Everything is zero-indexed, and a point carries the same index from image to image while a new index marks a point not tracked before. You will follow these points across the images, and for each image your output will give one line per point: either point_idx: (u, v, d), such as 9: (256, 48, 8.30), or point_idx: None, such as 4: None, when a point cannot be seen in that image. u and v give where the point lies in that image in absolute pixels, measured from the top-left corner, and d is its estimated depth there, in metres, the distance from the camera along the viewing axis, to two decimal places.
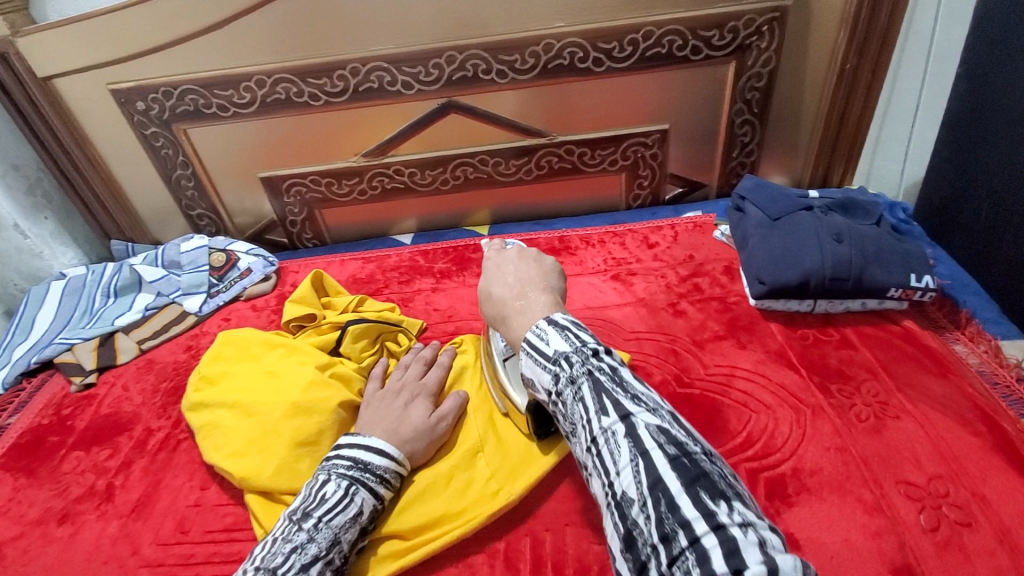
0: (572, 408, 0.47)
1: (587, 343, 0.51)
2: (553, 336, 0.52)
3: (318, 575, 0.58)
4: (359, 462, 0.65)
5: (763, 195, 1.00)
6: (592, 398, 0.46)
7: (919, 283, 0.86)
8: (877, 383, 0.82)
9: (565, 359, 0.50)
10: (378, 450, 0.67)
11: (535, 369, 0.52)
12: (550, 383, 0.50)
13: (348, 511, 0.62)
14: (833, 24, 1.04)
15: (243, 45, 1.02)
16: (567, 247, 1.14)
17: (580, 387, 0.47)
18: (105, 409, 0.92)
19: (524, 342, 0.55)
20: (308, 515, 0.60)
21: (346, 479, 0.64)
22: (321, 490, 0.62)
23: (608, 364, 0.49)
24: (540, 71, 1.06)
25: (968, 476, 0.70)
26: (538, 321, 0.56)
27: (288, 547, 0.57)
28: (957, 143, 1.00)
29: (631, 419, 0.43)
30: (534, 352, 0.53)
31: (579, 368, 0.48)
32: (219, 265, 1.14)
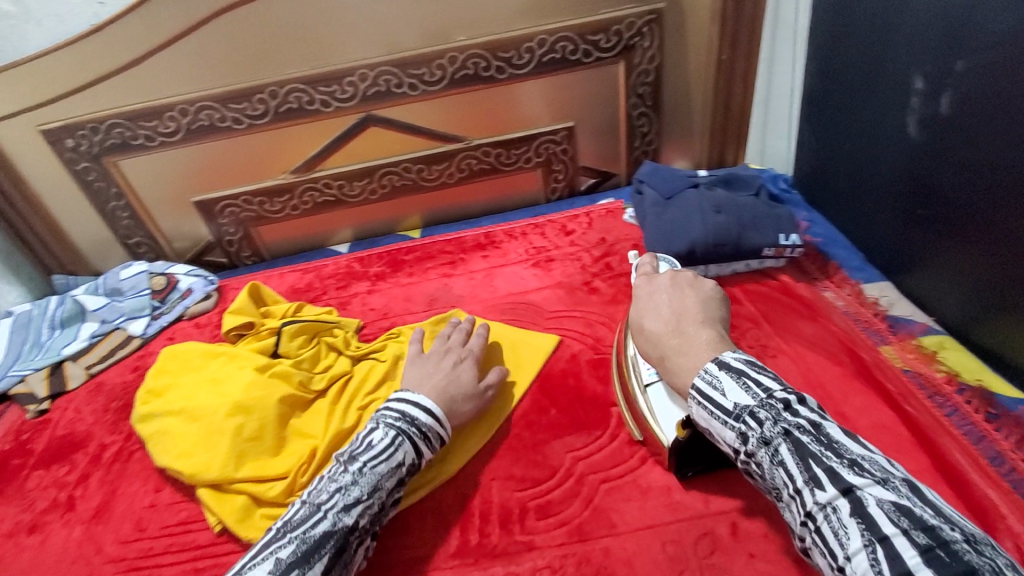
0: (773, 470, 0.56)
1: (767, 396, 0.59)
2: (728, 387, 0.61)
3: (359, 515, 0.65)
4: (407, 415, 0.72)
5: (659, 179, 1.12)
6: (796, 465, 0.54)
7: (788, 242, 0.99)
8: (758, 330, 0.93)
9: (750, 416, 0.58)
10: (426, 408, 0.74)
11: (714, 421, 0.62)
12: (735, 438, 0.59)
13: (390, 459, 0.69)
14: (705, 21, 1.17)
15: (163, 77, 1.08)
16: (492, 241, 1.24)
17: (779, 450, 0.56)
18: (59, 431, 0.96)
19: (694, 389, 0.64)
20: (355, 459, 0.68)
21: (393, 431, 0.71)
22: (370, 437, 0.70)
23: (804, 422, 0.56)
24: (449, 81, 1.16)
25: (831, 398, 0.82)
26: (706, 364, 0.66)
27: (333, 487, 0.65)
28: (818, 117, 1.13)
29: (854, 492, 0.50)
30: (709, 401, 0.62)
31: (770, 429, 0.57)
32: (160, 288, 1.18)
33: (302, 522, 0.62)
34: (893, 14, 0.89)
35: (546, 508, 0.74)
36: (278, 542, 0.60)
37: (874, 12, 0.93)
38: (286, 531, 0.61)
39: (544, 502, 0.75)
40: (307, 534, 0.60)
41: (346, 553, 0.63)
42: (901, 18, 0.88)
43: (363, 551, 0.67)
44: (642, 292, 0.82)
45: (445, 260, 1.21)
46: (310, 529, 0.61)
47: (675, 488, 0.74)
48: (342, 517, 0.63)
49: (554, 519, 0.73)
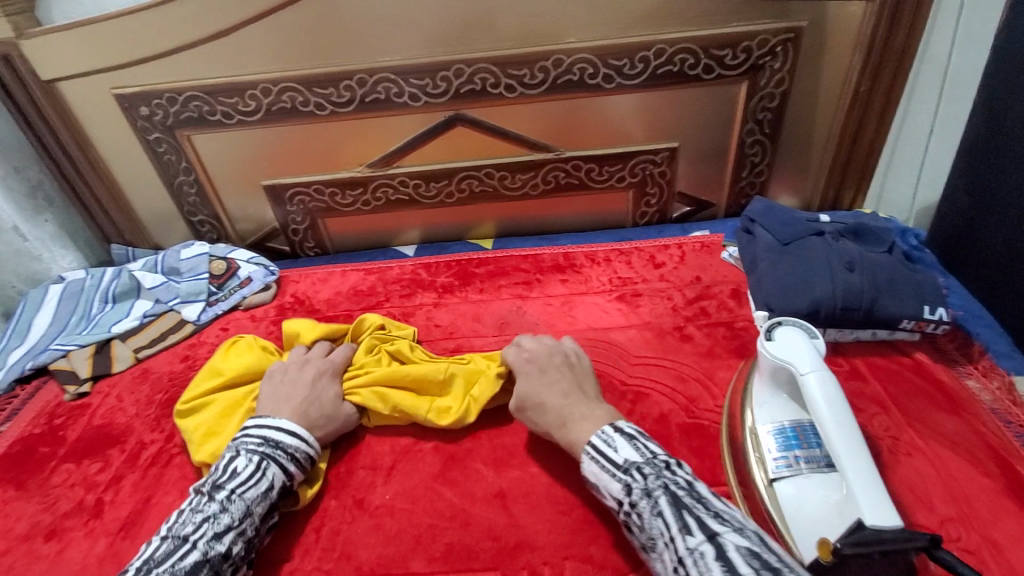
0: (651, 521, 0.56)
1: (654, 456, 0.61)
2: (619, 443, 0.63)
3: (232, 544, 0.62)
4: (269, 441, 0.70)
5: (774, 219, 0.97)
6: (672, 514, 0.54)
7: (933, 316, 0.85)
8: (887, 417, 0.79)
9: (635, 470, 0.60)
10: (289, 431, 0.72)
11: (603, 475, 0.62)
12: (620, 492, 0.60)
13: (258, 485, 0.66)
14: (849, 46, 1.02)
15: (249, 53, 1.01)
16: (572, 264, 1.13)
17: (658, 501, 0.56)
18: (98, 420, 0.91)
19: (588, 444, 0.65)
20: (220, 487, 0.65)
21: (257, 455, 0.68)
22: (231, 465, 0.67)
23: (681, 478, 0.58)
24: (549, 86, 1.05)
25: (980, 520, 0.67)
26: (602, 426, 0.66)
27: (200, 517, 0.62)
28: (972, 172, 0.98)
29: (717, 537, 0.51)
30: (601, 455, 0.63)
31: (654, 481, 0.58)
32: (218, 273, 1.12)
33: (166, 557, 0.58)
34: None
35: None
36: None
37: None
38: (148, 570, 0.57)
39: None
40: (175, 567, 0.57)
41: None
42: None
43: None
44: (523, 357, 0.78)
45: (519, 279, 1.10)
46: (179, 560, 0.57)
47: None
48: (213, 545, 0.60)
49: None
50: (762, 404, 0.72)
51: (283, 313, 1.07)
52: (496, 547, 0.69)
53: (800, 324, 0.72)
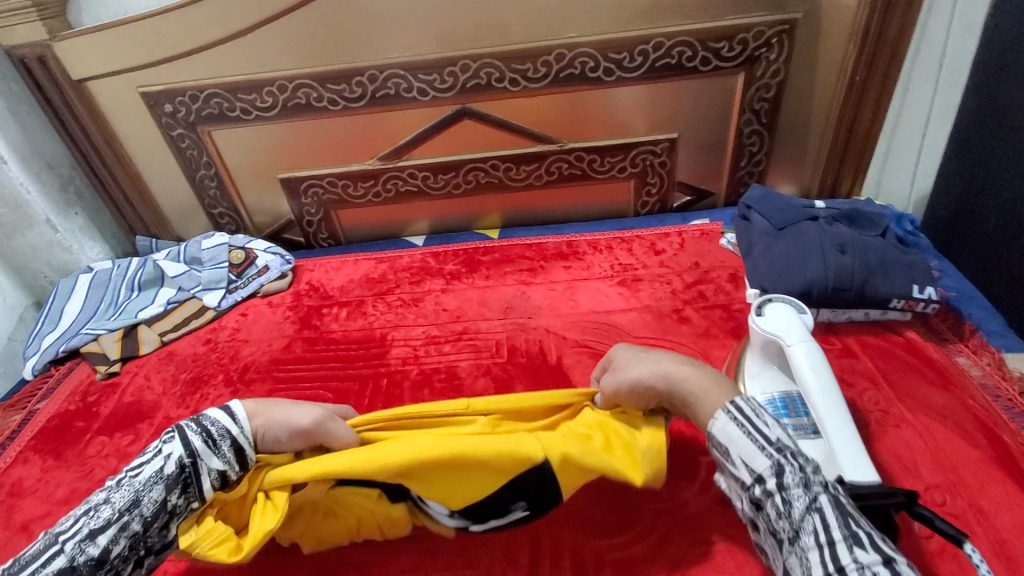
0: (803, 515, 0.52)
1: (803, 450, 0.57)
2: (769, 420, 0.58)
3: (109, 542, 0.58)
4: (187, 418, 0.65)
5: (770, 205, 1.01)
6: (836, 519, 0.51)
7: (922, 295, 0.87)
8: (877, 391, 0.81)
9: (794, 455, 0.55)
10: (215, 410, 0.65)
11: (745, 445, 0.57)
12: (766, 470, 0.55)
13: (152, 470, 0.61)
14: (843, 37, 1.05)
15: (267, 52, 1.06)
16: (575, 252, 1.17)
17: (817, 502, 0.52)
18: (128, 397, 0.97)
19: (735, 406, 0.60)
20: (119, 475, 0.62)
21: (161, 437, 0.64)
22: (141, 450, 0.64)
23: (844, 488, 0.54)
24: (552, 80, 1.09)
25: (965, 486, 0.70)
26: (734, 399, 0.61)
27: (83, 511, 0.59)
28: (967, 157, 1.00)
29: (895, 564, 0.47)
30: (749, 422, 0.58)
31: (815, 480, 0.54)
32: (238, 262, 1.18)
33: (36, 556, 0.56)
34: None
35: (625, 565, 0.67)
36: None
37: None
38: (18, 567, 0.56)
39: (622, 556, 0.68)
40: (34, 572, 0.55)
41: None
42: None
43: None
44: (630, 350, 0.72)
45: (524, 266, 1.15)
46: (40, 565, 0.55)
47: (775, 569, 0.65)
48: (83, 547, 0.57)
49: None
50: (753, 376, 0.76)
51: (299, 300, 1.12)
52: None
53: (789, 301, 0.75)
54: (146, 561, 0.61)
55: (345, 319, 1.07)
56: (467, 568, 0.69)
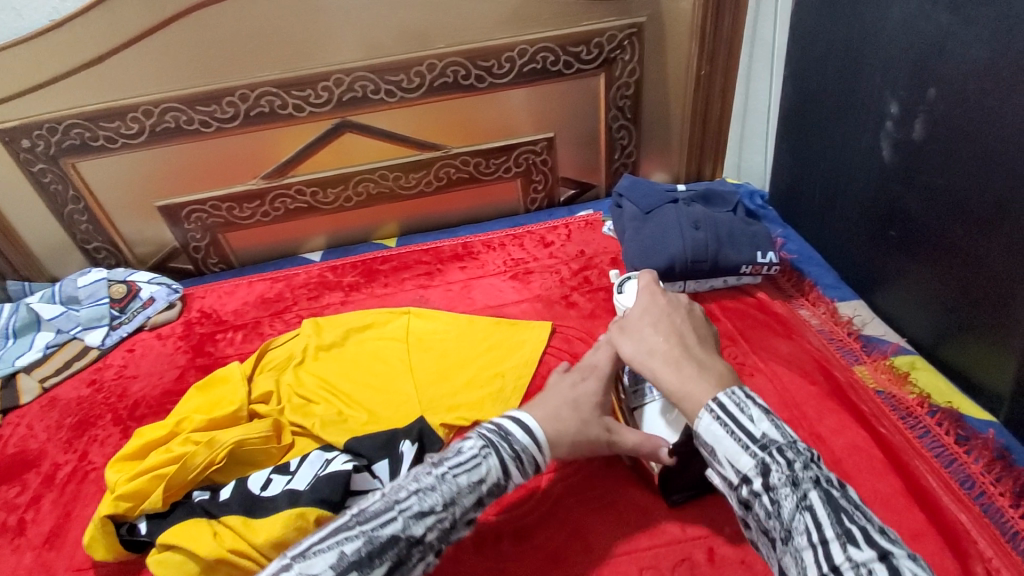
0: (793, 515, 0.50)
1: (792, 439, 0.54)
2: (756, 414, 0.56)
3: (428, 529, 0.57)
4: (500, 429, 0.65)
5: (637, 193, 1.11)
6: (826, 515, 0.49)
7: (765, 259, 0.99)
8: (736, 347, 0.93)
9: (777, 450, 0.53)
10: (525, 427, 0.66)
11: (729, 442, 0.55)
12: (752, 468, 0.53)
13: (473, 471, 0.61)
14: (686, 36, 1.17)
15: (126, 76, 1.03)
16: (470, 252, 1.21)
17: (807, 495, 0.51)
18: (12, 448, 0.90)
19: (715, 402, 0.57)
20: (441, 462, 0.61)
21: (484, 440, 0.63)
22: (459, 444, 0.64)
23: (832, 477, 0.53)
24: (427, 89, 1.13)
25: (807, 419, 0.82)
26: (728, 387, 0.59)
27: (414, 486, 0.59)
28: (795, 137, 1.14)
29: (892, 559, 0.46)
30: (733, 421, 0.56)
31: (803, 474, 0.52)
32: (119, 296, 1.12)
33: (375, 515, 0.56)
34: (867, 39, 0.90)
35: (525, 533, 0.73)
36: (344, 531, 0.55)
37: (849, 35, 0.94)
38: (358, 522, 0.56)
39: (522, 526, 0.73)
40: (374, 533, 0.55)
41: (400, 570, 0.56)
42: (873, 42, 0.89)
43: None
44: (657, 290, 0.76)
45: (422, 270, 1.18)
46: (378, 526, 0.55)
47: (655, 513, 0.73)
48: (412, 525, 0.56)
49: (532, 546, 0.71)
50: None
51: (191, 328, 1.09)
52: None
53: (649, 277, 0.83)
54: (439, 555, 0.60)
55: (242, 342, 1.06)
56: None
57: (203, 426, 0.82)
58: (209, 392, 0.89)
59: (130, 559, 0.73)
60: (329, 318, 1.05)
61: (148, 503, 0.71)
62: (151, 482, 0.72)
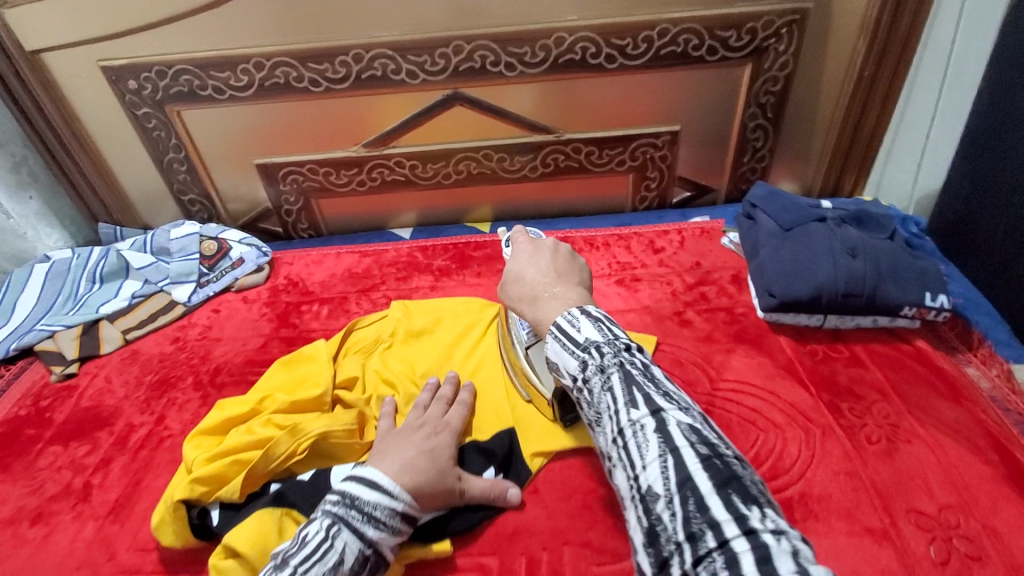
0: (600, 396, 0.53)
1: (615, 338, 0.56)
2: (584, 325, 0.58)
3: None
4: (346, 497, 0.58)
5: (776, 205, 0.96)
6: (621, 389, 0.51)
7: (934, 303, 0.84)
8: (887, 404, 0.78)
9: (595, 348, 0.55)
10: (373, 484, 0.59)
11: (563, 354, 0.57)
12: (576, 368, 0.56)
13: (325, 560, 0.54)
14: (854, 30, 1.00)
15: (240, 25, 0.97)
16: (571, 248, 1.11)
17: (609, 377, 0.53)
18: (86, 402, 0.88)
19: (553, 324, 0.60)
20: (285, 563, 0.53)
21: (329, 519, 0.56)
22: (303, 532, 0.56)
23: (639, 361, 0.54)
24: (551, 65, 1.03)
25: (981, 507, 0.67)
26: (568, 308, 0.61)
27: None
28: (980, 160, 0.96)
29: (661, 413, 0.48)
30: (563, 335, 0.58)
31: (610, 360, 0.54)
32: (210, 254, 1.09)
33: None
34: None
35: None
36: None
37: None
38: None
39: None
40: None
41: None
42: None
43: None
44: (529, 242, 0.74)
45: None
46: None
47: None
48: None
49: None
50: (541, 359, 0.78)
51: (276, 296, 1.05)
52: (494, 532, 0.69)
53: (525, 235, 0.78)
54: None
55: (327, 318, 1.00)
56: None
57: (286, 408, 0.76)
58: (293, 366, 0.83)
59: (198, 548, 0.68)
60: (419, 302, 0.97)
61: (227, 491, 0.66)
62: (233, 468, 0.67)
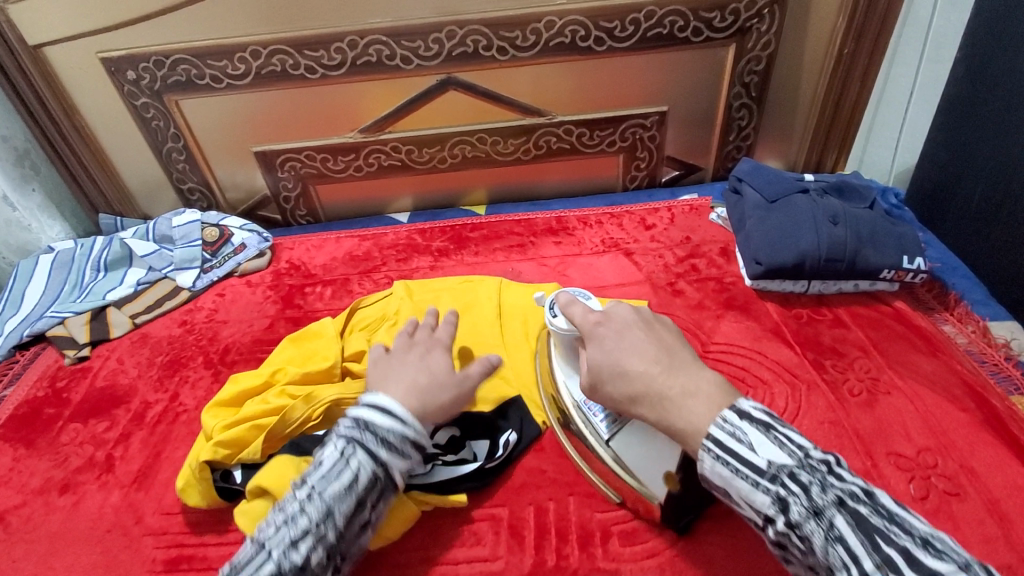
0: (825, 548, 0.43)
1: (807, 457, 0.47)
2: (755, 438, 0.48)
3: (310, 552, 0.53)
4: (358, 422, 0.59)
5: (761, 178, 1.00)
6: (855, 537, 0.42)
7: (911, 265, 0.89)
8: (869, 360, 0.83)
9: (791, 478, 0.46)
10: (382, 409, 0.59)
11: (739, 482, 0.47)
12: (772, 504, 0.46)
13: (339, 479, 0.56)
14: (833, 10, 1.04)
15: (237, 15, 1.00)
16: (565, 227, 1.15)
17: (834, 522, 0.43)
18: (100, 382, 0.91)
19: (707, 437, 0.49)
20: (303, 484, 0.56)
21: (341, 442, 0.58)
22: (319, 456, 0.58)
23: (855, 488, 0.45)
24: (541, 48, 1.06)
25: (956, 448, 0.72)
26: (721, 411, 0.51)
27: (280, 518, 0.55)
28: (956, 131, 1.00)
29: (935, 575, 0.39)
30: (733, 457, 0.48)
31: (821, 497, 0.44)
32: (212, 240, 1.12)
33: (250, 560, 0.53)
34: None
35: (631, 536, 0.67)
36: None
37: None
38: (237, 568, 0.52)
39: (627, 528, 0.67)
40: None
41: None
42: None
43: None
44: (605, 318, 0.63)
45: (513, 242, 1.12)
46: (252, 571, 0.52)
47: None
48: (287, 556, 0.52)
49: (638, 551, 0.65)
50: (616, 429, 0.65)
51: (280, 279, 1.07)
52: (503, 486, 0.72)
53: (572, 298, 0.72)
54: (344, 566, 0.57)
55: (331, 298, 1.03)
56: (473, 544, 0.68)
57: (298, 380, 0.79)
58: (304, 343, 0.86)
59: (222, 509, 0.71)
60: (421, 282, 1.00)
61: (249, 453, 0.69)
62: (253, 431, 0.70)
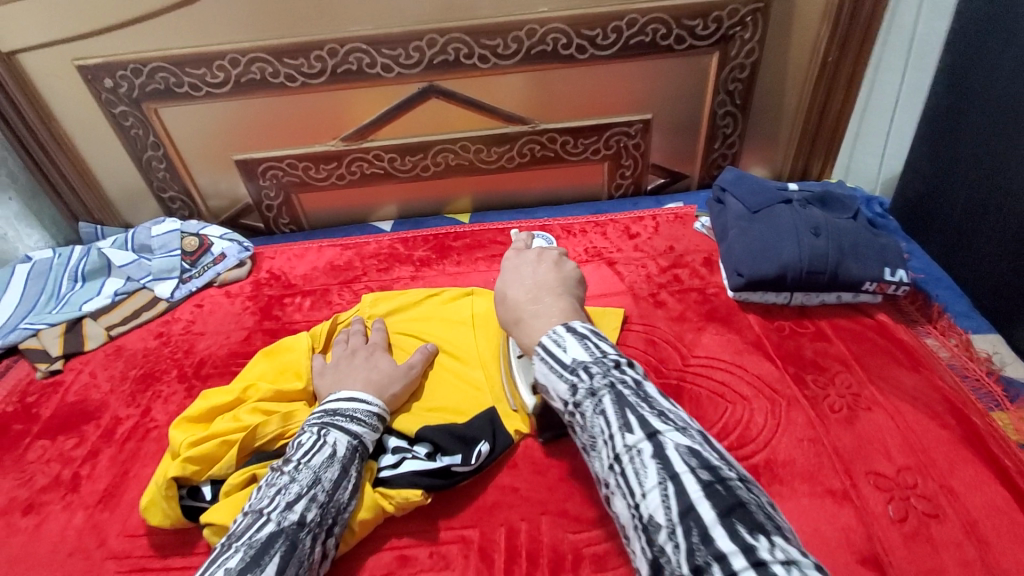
0: (593, 420, 0.53)
1: (604, 356, 0.57)
2: (570, 345, 0.58)
3: (306, 510, 0.59)
4: (327, 410, 0.68)
5: (744, 188, 0.99)
6: (614, 413, 0.51)
7: (893, 277, 0.88)
8: (850, 374, 0.82)
9: (584, 370, 0.55)
10: (349, 396, 0.70)
11: (552, 376, 0.58)
12: (567, 392, 0.56)
13: (323, 451, 0.64)
14: (817, 18, 1.03)
15: (215, 22, 0.99)
16: (548, 236, 1.13)
17: (602, 401, 0.53)
18: (72, 397, 0.90)
19: (541, 346, 0.60)
20: (288, 461, 0.63)
21: (317, 426, 0.66)
22: (297, 440, 0.65)
23: (631, 378, 0.54)
24: (523, 56, 1.05)
25: (936, 468, 0.71)
26: (554, 328, 0.62)
27: (274, 489, 0.60)
28: (939, 141, 0.99)
29: (658, 437, 0.48)
30: (551, 358, 0.58)
31: (599, 381, 0.54)
32: (192, 250, 1.10)
33: (248, 529, 0.56)
34: None
35: (603, 559, 0.65)
36: (223, 554, 0.53)
37: None
38: (233, 540, 0.55)
39: (600, 550, 0.66)
40: (252, 539, 0.55)
41: (303, 551, 0.57)
42: None
43: (321, 555, 0.60)
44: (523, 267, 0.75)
45: (496, 251, 1.11)
46: (255, 532, 0.55)
47: None
48: (287, 514, 0.57)
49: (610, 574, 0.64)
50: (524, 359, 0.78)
51: (259, 290, 1.06)
52: (474, 506, 0.71)
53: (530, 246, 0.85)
54: (334, 532, 0.62)
55: (309, 309, 1.02)
56: (442, 566, 0.66)
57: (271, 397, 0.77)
58: (276, 356, 0.84)
59: (188, 530, 0.70)
60: (400, 292, 0.98)
61: (218, 469, 0.67)
62: (221, 447, 0.69)
